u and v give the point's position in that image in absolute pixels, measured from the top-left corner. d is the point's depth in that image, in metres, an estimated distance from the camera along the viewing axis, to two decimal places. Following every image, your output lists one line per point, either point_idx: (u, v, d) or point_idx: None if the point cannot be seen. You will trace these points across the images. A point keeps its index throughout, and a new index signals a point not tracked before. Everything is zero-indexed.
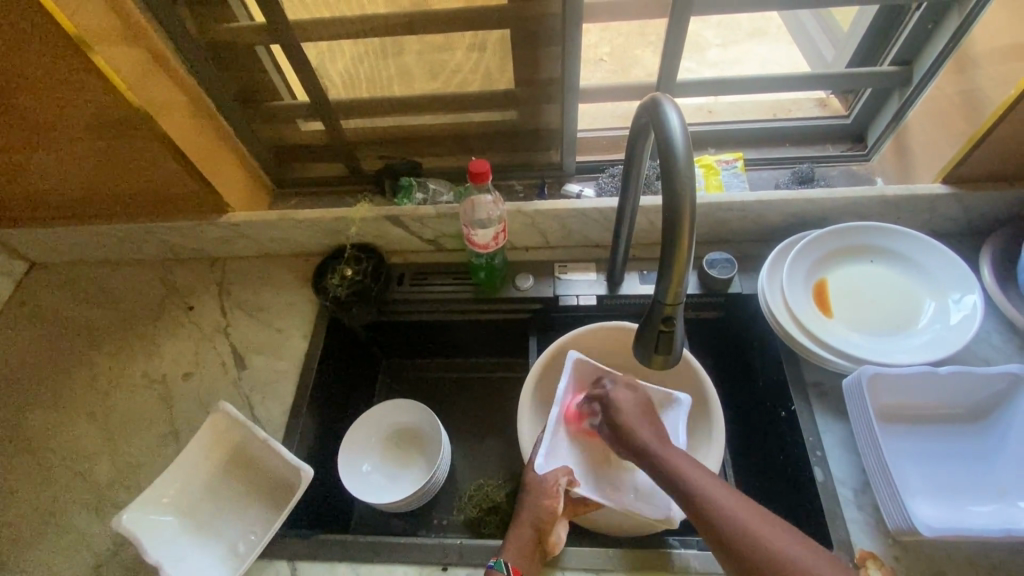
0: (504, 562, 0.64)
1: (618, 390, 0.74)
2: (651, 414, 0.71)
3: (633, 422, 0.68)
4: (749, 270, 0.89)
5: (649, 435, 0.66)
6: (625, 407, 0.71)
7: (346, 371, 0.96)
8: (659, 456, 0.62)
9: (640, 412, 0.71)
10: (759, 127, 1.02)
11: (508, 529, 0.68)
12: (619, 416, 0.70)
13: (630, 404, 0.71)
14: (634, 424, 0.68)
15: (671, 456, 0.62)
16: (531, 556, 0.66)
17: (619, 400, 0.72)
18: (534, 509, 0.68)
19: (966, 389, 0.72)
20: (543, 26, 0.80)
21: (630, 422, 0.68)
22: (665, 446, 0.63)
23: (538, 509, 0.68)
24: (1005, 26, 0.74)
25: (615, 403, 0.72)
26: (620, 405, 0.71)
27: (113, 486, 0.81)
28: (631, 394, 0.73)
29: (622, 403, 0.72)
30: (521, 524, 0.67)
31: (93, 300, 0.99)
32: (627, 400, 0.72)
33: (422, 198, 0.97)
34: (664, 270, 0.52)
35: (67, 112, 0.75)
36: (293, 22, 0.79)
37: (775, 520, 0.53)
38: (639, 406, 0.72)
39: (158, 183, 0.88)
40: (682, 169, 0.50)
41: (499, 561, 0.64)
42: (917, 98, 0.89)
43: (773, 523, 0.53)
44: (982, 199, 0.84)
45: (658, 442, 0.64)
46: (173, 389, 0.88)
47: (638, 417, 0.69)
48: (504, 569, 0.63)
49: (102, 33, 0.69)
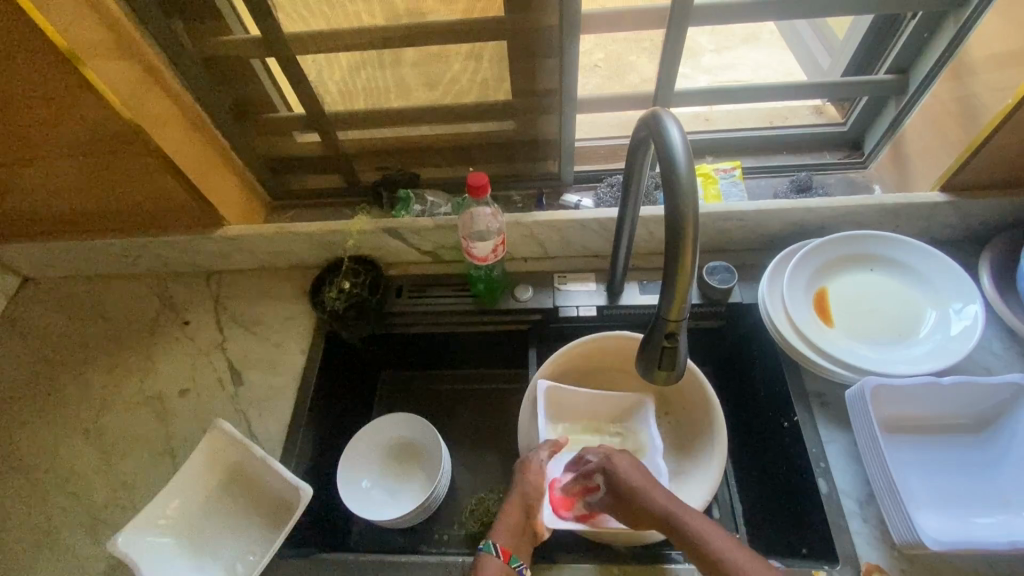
0: (494, 544, 0.65)
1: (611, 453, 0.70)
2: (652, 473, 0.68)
3: (646, 487, 0.65)
4: (749, 279, 0.88)
5: (662, 498, 0.64)
6: (632, 479, 0.66)
7: (344, 385, 0.95)
8: (678, 522, 0.61)
9: (648, 476, 0.66)
10: (756, 136, 1.02)
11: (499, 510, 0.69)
12: (631, 490, 0.65)
13: (635, 473, 0.67)
14: (649, 491, 0.64)
15: (689, 518, 0.61)
16: (523, 537, 0.67)
17: (621, 468, 0.67)
18: (522, 488, 0.69)
19: (969, 398, 0.72)
20: (540, 37, 0.79)
21: (644, 490, 0.65)
22: (682, 507, 0.63)
23: (526, 487, 0.69)
24: (1002, 34, 0.74)
25: (619, 477, 0.67)
26: (624, 473, 0.67)
27: (109, 506, 0.80)
28: (624, 458, 0.69)
29: (625, 468, 0.67)
30: (512, 502, 0.68)
31: (87, 316, 0.98)
32: (628, 469, 0.67)
33: (420, 210, 0.96)
34: (667, 286, 0.51)
35: (60, 128, 0.74)
36: (289, 35, 0.78)
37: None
38: (640, 469, 0.67)
39: (153, 197, 0.87)
40: (684, 183, 0.49)
41: (489, 543, 0.65)
42: (914, 105, 0.89)
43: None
44: (981, 206, 0.84)
45: (673, 503, 0.63)
46: (169, 406, 0.87)
47: (647, 479, 0.66)
48: (493, 553, 0.64)
49: (95, 47, 0.68)
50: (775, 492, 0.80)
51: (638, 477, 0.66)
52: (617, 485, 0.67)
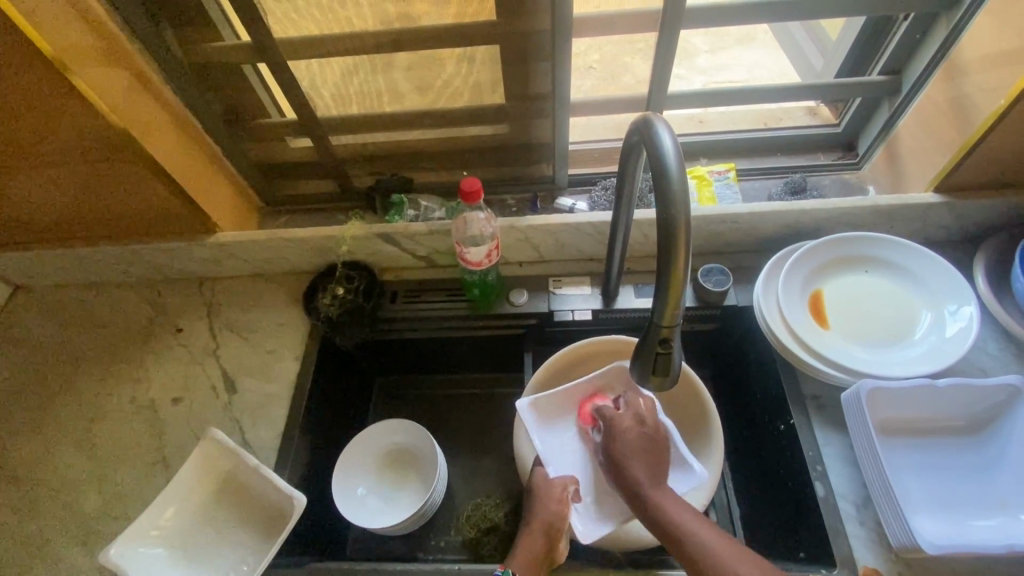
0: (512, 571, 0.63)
1: (626, 415, 0.71)
2: (653, 450, 0.68)
3: (629, 457, 0.67)
4: (744, 282, 0.88)
5: (641, 471, 0.65)
6: (626, 444, 0.68)
7: (339, 391, 0.95)
8: (648, 498, 0.63)
9: (641, 450, 0.68)
10: (750, 138, 1.02)
11: (517, 536, 0.68)
12: (617, 451, 0.68)
13: (631, 441, 0.68)
14: (632, 461, 0.66)
15: (660, 496, 0.63)
16: (540, 564, 0.65)
17: (624, 429, 0.69)
18: (543, 514, 0.68)
19: (964, 401, 0.72)
20: (532, 41, 0.79)
21: (628, 458, 0.67)
22: (657, 487, 0.64)
23: (547, 513, 0.68)
24: (995, 35, 0.74)
25: (618, 433, 0.69)
26: (623, 433, 0.69)
27: (102, 517, 0.79)
28: (634, 425, 0.70)
29: (625, 431, 0.69)
30: (533, 529, 0.67)
31: (79, 324, 0.97)
32: (629, 433, 0.69)
33: (413, 215, 0.96)
34: (660, 292, 0.51)
35: (49, 135, 0.74)
36: (279, 40, 0.78)
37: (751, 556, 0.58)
38: (641, 440, 0.69)
39: (143, 205, 0.86)
40: (676, 187, 0.49)
41: (507, 570, 0.64)
42: (907, 106, 0.89)
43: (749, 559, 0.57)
44: (975, 206, 0.84)
45: (648, 480, 0.65)
46: (162, 415, 0.86)
47: (636, 452, 0.67)
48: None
49: (83, 55, 0.68)
50: (772, 496, 0.79)
51: (633, 447, 0.68)
52: (612, 437, 0.69)
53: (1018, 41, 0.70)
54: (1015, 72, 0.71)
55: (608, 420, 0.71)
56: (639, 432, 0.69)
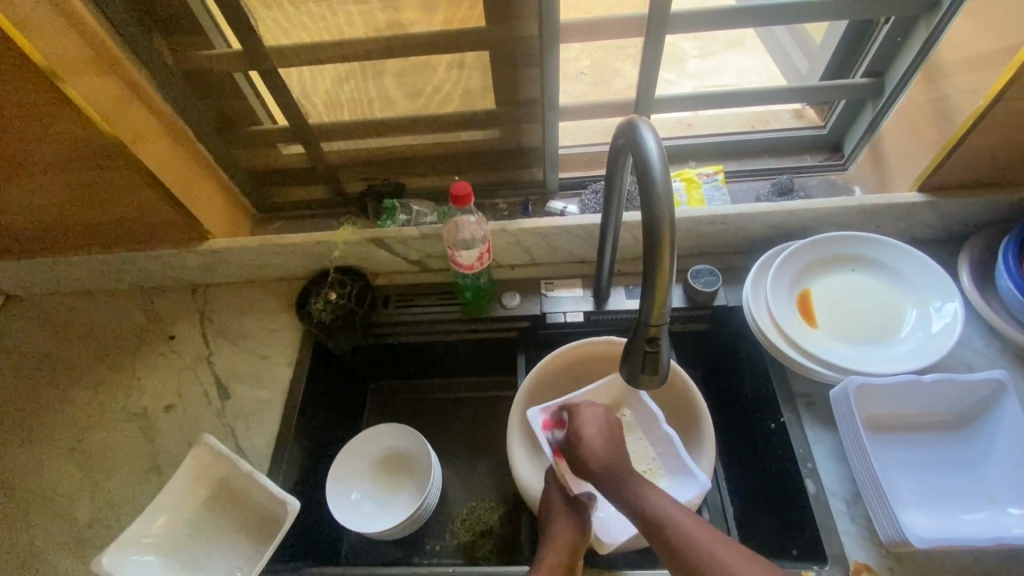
0: None
1: (589, 410, 0.70)
2: (618, 440, 0.67)
3: (597, 450, 0.65)
4: (733, 282, 0.89)
5: (612, 462, 0.64)
6: (591, 433, 0.66)
7: (333, 396, 0.95)
8: (626, 486, 0.61)
9: (606, 440, 0.66)
10: (738, 141, 1.03)
11: (540, 551, 0.66)
12: (585, 443, 0.66)
13: (595, 431, 0.66)
14: (600, 455, 0.64)
15: (641, 487, 0.61)
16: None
17: (588, 420, 0.68)
18: (566, 530, 0.67)
19: (951, 396, 0.73)
20: (520, 47, 0.80)
21: (597, 450, 0.65)
22: (633, 475, 0.62)
23: (570, 529, 0.67)
24: (972, 38, 0.75)
25: (581, 424, 0.68)
26: (585, 426, 0.67)
27: (95, 526, 0.79)
28: (596, 415, 0.69)
29: (588, 419, 0.68)
30: (557, 546, 0.66)
31: (70, 332, 0.97)
32: (592, 422, 0.68)
33: (405, 220, 0.97)
34: (647, 291, 0.51)
35: (39, 144, 0.74)
36: (270, 48, 0.79)
37: (734, 543, 0.56)
38: (605, 431, 0.67)
39: (135, 212, 0.86)
40: (660, 187, 0.50)
41: None
42: (890, 107, 0.91)
43: (730, 546, 0.55)
44: (957, 205, 0.85)
45: (626, 470, 0.63)
46: (154, 422, 0.86)
47: (605, 443, 0.66)
48: None
49: (74, 63, 0.68)
50: (765, 494, 0.80)
51: (600, 438, 0.66)
52: (575, 428, 0.68)
53: (996, 42, 0.72)
54: (992, 73, 0.72)
55: (573, 411, 0.70)
56: (602, 424, 0.68)
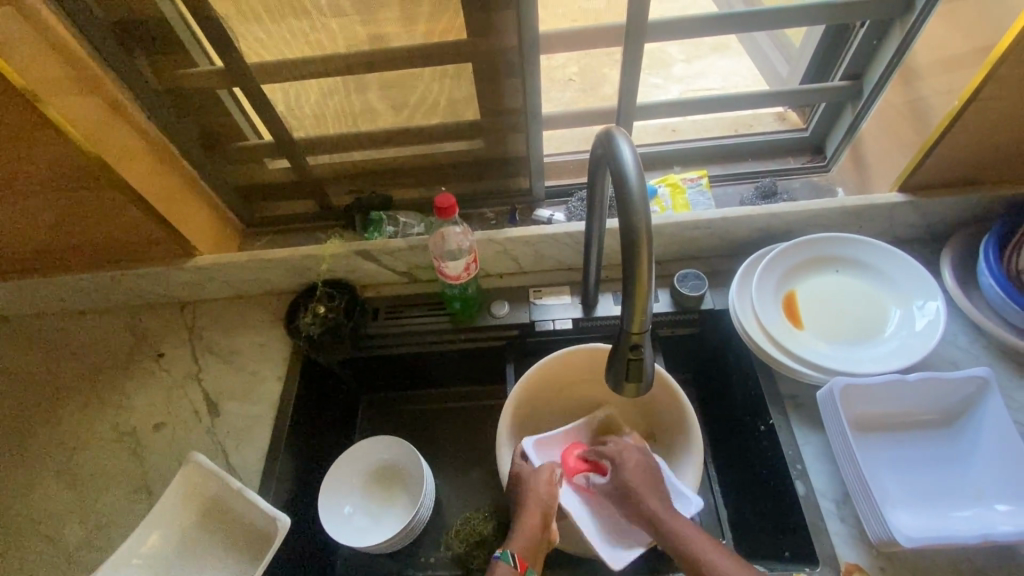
0: (511, 552, 0.64)
1: (628, 451, 0.73)
2: (659, 479, 0.70)
3: (642, 490, 0.68)
4: (720, 285, 0.90)
5: (655, 502, 0.66)
6: (631, 475, 0.69)
7: (324, 410, 0.94)
8: (663, 523, 0.64)
9: (647, 480, 0.69)
10: (720, 145, 1.04)
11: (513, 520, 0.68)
12: (627, 485, 0.69)
13: (635, 471, 0.70)
14: (642, 494, 0.67)
15: (676, 521, 0.64)
16: (537, 545, 0.66)
17: (627, 461, 0.71)
18: (536, 496, 0.69)
19: (935, 395, 0.73)
20: (501, 59, 0.81)
21: (639, 491, 0.68)
22: (672, 514, 0.65)
23: (540, 495, 0.69)
24: (945, 40, 0.77)
25: (620, 465, 0.71)
26: (628, 470, 0.70)
27: (83, 548, 0.78)
28: (634, 455, 0.72)
29: (631, 466, 0.70)
30: (530, 511, 0.68)
31: (58, 353, 0.96)
32: (631, 463, 0.71)
33: (393, 231, 0.98)
34: (627, 300, 0.52)
35: (22, 165, 0.74)
36: (252, 64, 0.79)
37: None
38: (643, 470, 0.70)
39: (121, 230, 0.86)
40: (636, 196, 0.50)
41: (505, 551, 0.64)
42: (869, 109, 0.92)
43: None
44: (938, 204, 0.86)
45: (664, 509, 0.66)
46: (144, 441, 0.86)
47: (646, 484, 0.68)
48: (510, 560, 0.63)
49: (56, 85, 0.68)
50: (757, 497, 0.80)
51: (642, 478, 0.69)
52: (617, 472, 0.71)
53: (969, 43, 0.73)
54: (965, 74, 0.73)
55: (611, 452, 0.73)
56: (644, 468, 0.70)
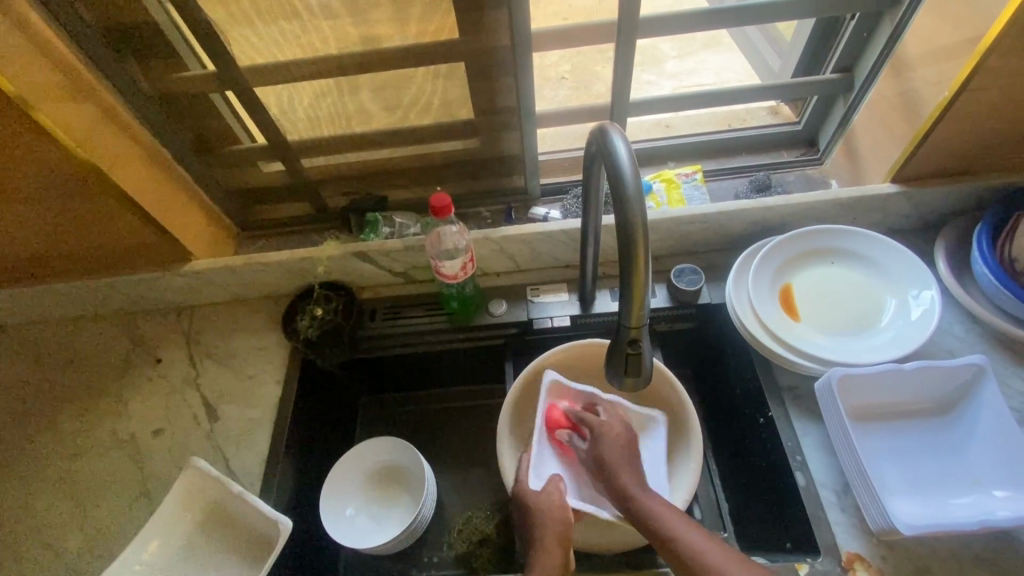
0: None
1: (611, 422, 0.73)
2: (635, 454, 0.70)
3: (617, 465, 0.68)
4: (716, 279, 0.90)
5: (629, 479, 0.67)
6: (606, 452, 0.70)
7: (324, 412, 0.94)
8: (634, 500, 0.65)
9: (622, 454, 0.69)
10: (713, 140, 1.04)
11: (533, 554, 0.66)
12: (602, 459, 0.69)
13: (611, 448, 0.70)
14: (616, 470, 0.68)
15: (650, 504, 0.64)
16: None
17: (605, 436, 0.71)
18: (551, 522, 0.67)
19: (931, 383, 0.74)
20: (494, 59, 0.81)
21: (612, 465, 0.68)
22: (645, 491, 0.65)
23: (556, 522, 0.67)
24: (934, 30, 0.77)
25: (598, 441, 0.71)
26: (607, 442, 0.70)
27: (85, 556, 0.78)
28: (614, 432, 0.72)
29: (609, 441, 0.71)
30: (549, 544, 0.66)
31: (54, 361, 0.96)
32: (608, 438, 0.71)
33: (389, 232, 0.97)
34: (624, 295, 0.52)
35: (17, 174, 0.74)
36: (244, 67, 0.79)
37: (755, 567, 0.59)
38: (620, 445, 0.70)
39: (116, 237, 0.86)
40: (631, 191, 0.51)
41: None
42: (861, 101, 0.92)
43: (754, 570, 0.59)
44: (931, 194, 0.87)
45: (638, 487, 0.66)
46: (143, 447, 0.86)
47: (620, 458, 0.69)
48: None
49: (46, 91, 0.68)
50: (756, 489, 0.80)
51: (617, 450, 0.70)
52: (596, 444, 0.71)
53: (958, 34, 0.73)
54: (956, 64, 0.73)
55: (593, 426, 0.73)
56: (622, 441, 0.71)
